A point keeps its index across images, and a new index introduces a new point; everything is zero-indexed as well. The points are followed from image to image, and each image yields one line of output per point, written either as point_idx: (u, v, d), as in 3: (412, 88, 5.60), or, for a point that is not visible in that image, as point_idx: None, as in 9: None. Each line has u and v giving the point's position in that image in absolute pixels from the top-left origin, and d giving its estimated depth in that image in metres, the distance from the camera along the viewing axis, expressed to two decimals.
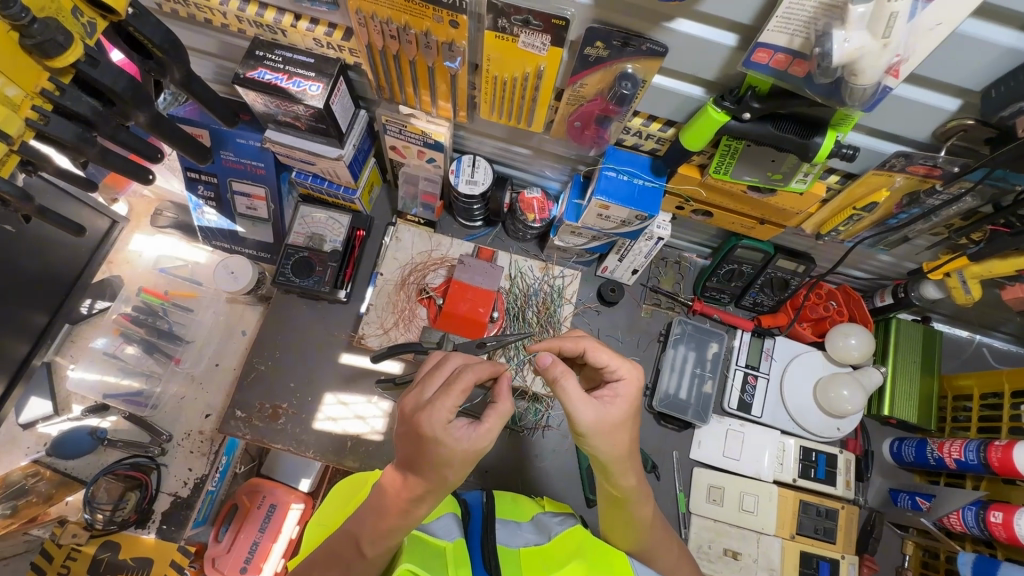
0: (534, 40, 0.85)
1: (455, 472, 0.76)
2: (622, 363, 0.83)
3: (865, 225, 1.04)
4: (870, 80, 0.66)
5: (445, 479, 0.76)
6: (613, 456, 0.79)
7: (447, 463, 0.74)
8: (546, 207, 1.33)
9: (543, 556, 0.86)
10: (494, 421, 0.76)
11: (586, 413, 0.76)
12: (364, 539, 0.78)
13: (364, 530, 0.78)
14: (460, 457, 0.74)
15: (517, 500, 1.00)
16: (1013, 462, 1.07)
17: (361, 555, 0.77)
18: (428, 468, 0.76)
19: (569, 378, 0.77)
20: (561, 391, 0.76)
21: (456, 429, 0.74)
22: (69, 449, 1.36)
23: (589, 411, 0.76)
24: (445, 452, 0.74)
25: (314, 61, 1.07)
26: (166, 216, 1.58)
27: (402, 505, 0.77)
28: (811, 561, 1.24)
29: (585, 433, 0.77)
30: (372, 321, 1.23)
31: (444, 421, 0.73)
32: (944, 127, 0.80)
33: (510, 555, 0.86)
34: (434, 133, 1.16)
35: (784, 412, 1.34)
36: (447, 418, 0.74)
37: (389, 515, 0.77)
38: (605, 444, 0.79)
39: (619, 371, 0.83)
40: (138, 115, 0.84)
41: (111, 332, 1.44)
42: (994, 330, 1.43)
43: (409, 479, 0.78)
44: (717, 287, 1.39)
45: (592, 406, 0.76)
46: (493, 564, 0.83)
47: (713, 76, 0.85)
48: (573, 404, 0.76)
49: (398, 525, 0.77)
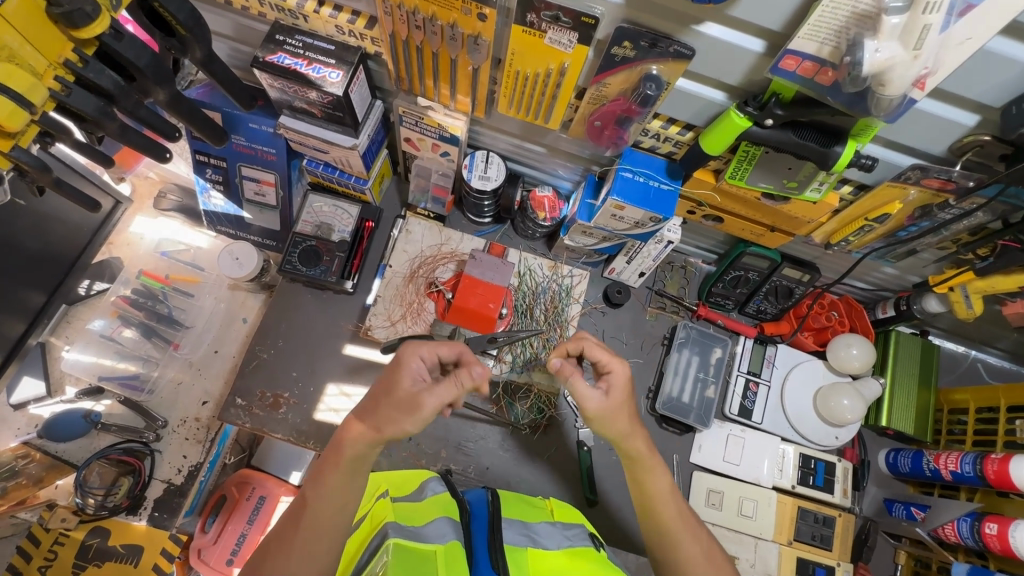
0: (561, 37, 0.85)
1: (397, 413, 0.83)
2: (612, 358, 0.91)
3: (874, 236, 1.05)
4: (896, 91, 0.67)
5: (382, 412, 0.84)
6: (619, 432, 0.90)
7: (392, 392, 0.85)
8: (556, 206, 1.33)
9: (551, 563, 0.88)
10: (449, 385, 0.84)
11: (591, 402, 0.88)
12: (309, 492, 0.86)
13: (308, 485, 0.87)
14: (402, 395, 0.84)
15: (524, 504, 1.02)
16: (1009, 474, 1.09)
17: (305, 506, 0.84)
18: (378, 397, 0.87)
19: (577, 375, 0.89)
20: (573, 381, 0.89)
21: (415, 364, 0.87)
22: (61, 432, 1.34)
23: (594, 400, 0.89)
24: (396, 384, 0.85)
25: (335, 48, 1.06)
26: (169, 198, 1.55)
27: (337, 450, 0.87)
28: (807, 567, 1.24)
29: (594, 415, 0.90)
30: (379, 313, 1.23)
31: (417, 352, 0.87)
32: (960, 142, 0.82)
33: (518, 554, 0.89)
34: (450, 127, 1.16)
35: (784, 419, 1.36)
36: (422, 356, 0.88)
37: (333, 454, 0.86)
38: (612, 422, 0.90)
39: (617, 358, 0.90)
40: (158, 92, 0.83)
41: (109, 314, 1.43)
42: (990, 347, 1.45)
43: (360, 411, 0.88)
44: (722, 292, 1.41)
45: (595, 395, 0.88)
46: (501, 564, 0.85)
47: (736, 81, 0.85)
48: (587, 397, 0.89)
49: (339, 464, 0.85)
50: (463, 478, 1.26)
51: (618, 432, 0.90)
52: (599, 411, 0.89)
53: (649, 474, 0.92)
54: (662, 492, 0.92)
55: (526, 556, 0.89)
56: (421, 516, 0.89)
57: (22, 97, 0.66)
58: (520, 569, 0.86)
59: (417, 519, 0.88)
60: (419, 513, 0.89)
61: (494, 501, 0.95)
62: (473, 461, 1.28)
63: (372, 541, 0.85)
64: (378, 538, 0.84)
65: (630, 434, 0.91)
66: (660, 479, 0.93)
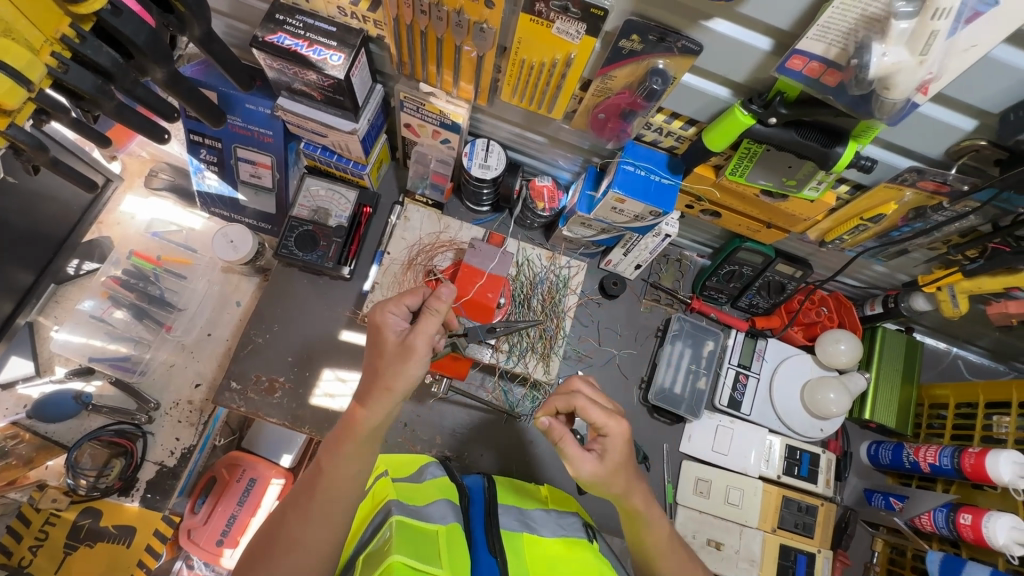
0: (569, 28, 0.85)
1: (388, 367, 0.85)
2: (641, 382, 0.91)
3: (868, 236, 1.08)
4: (900, 95, 0.68)
5: (380, 374, 0.85)
6: (620, 489, 0.86)
7: (382, 351, 0.86)
8: (555, 197, 1.34)
9: (546, 550, 0.90)
10: (426, 322, 0.86)
11: (584, 469, 0.83)
12: (323, 458, 0.86)
13: (321, 453, 0.87)
14: (390, 349, 0.85)
15: (518, 491, 1.04)
16: (985, 468, 1.13)
17: (321, 472, 0.85)
18: (368, 362, 0.89)
19: (587, 411, 0.84)
20: (565, 448, 0.83)
21: (394, 320, 0.88)
22: (52, 412, 1.33)
23: (586, 466, 0.84)
24: (382, 343, 0.87)
25: (336, 30, 1.04)
26: (161, 177, 1.52)
27: (348, 424, 0.87)
28: (789, 554, 1.28)
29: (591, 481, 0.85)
30: (376, 301, 1.23)
31: (386, 308, 0.89)
32: (957, 146, 0.83)
33: (514, 539, 0.90)
34: (452, 114, 1.15)
35: (772, 411, 1.40)
36: (394, 311, 0.90)
37: (343, 424, 0.88)
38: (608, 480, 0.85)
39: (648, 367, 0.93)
40: (156, 71, 0.81)
41: (99, 294, 1.40)
42: (971, 345, 1.50)
43: (360, 394, 0.87)
44: (715, 286, 1.44)
45: (587, 460, 0.83)
46: (499, 549, 0.87)
47: (742, 78, 0.86)
48: (574, 461, 0.84)
49: (351, 436, 0.86)
50: (458, 464, 1.28)
51: (616, 492, 0.87)
52: (593, 472, 0.84)
53: (646, 524, 0.90)
54: (662, 546, 0.91)
55: (521, 542, 0.90)
56: (420, 496, 0.91)
57: (20, 74, 0.64)
58: (517, 557, 0.88)
59: (418, 498, 0.90)
60: (419, 493, 0.91)
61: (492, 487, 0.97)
62: (468, 448, 1.29)
63: (377, 516, 0.88)
64: (382, 512, 0.87)
65: (629, 492, 0.87)
66: (659, 527, 0.91)
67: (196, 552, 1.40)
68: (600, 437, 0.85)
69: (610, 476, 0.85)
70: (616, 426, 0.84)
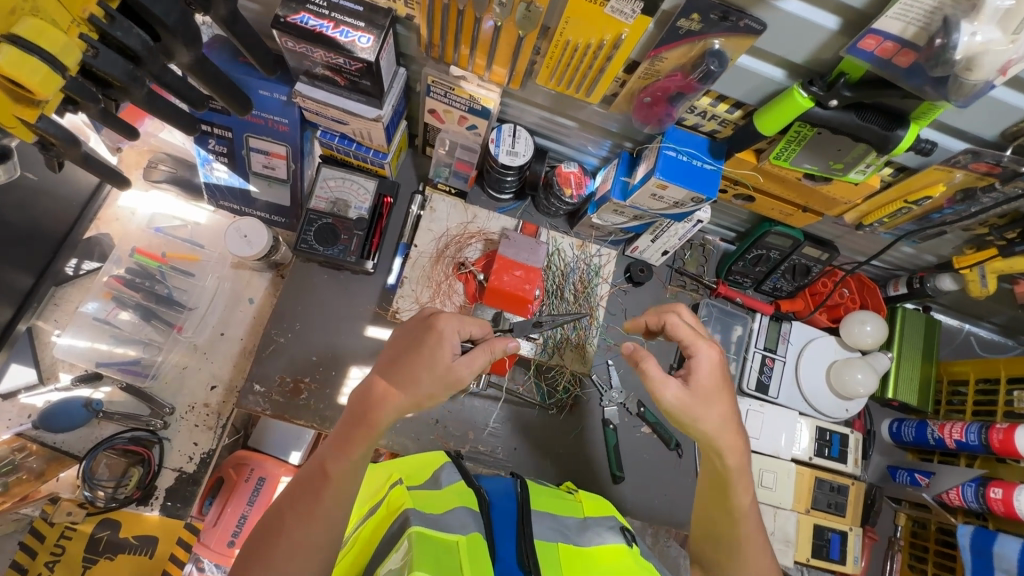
0: (624, 6, 0.81)
1: (426, 382, 0.82)
2: (698, 342, 0.89)
3: (908, 218, 1.07)
4: (982, 77, 0.67)
5: (413, 363, 0.82)
6: (712, 429, 0.87)
7: (427, 362, 0.82)
8: (583, 182, 1.30)
9: (580, 558, 0.89)
10: (479, 355, 0.84)
11: (668, 392, 0.86)
12: (330, 459, 0.82)
13: (326, 452, 0.83)
14: (438, 364, 0.82)
15: (547, 494, 1.03)
16: (1014, 443, 1.16)
17: (327, 475, 0.81)
18: (402, 353, 0.84)
19: (650, 361, 0.87)
20: (644, 370, 0.87)
21: (453, 340, 0.83)
22: (61, 422, 1.25)
23: (670, 391, 0.87)
24: (433, 354, 0.82)
25: (362, 10, 0.98)
26: (160, 168, 1.43)
27: (364, 418, 0.82)
28: (823, 533, 1.30)
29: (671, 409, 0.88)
30: (407, 296, 1.20)
31: (454, 322, 0.84)
32: (1015, 127, 0.82)
33: (549, 550, 0.88)
34: (483, 99, 1.10)
35: (798, 393, 1.41)
36: (457, 329, 0.85)
37: (356, 421, 0.83)
38: (699, 414, 0.87)
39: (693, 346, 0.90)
40: (184, 54, 0.74)
41: (102, 296, 1.33)
42: (984, 321, 1.53)
43: (382, 368, 0.84)
44: (741, 270, 1.43)
45: (672, 386, 0.87)
46: (532, 562, 0.84)
47: (801, 59, 0.83)
48: (657, 384, 0.87)
49: (363, 438, 0.82)
50: (493, 459, 1.26)
51: (707, 427, 0.87)
52: (678, 397, 0.87)
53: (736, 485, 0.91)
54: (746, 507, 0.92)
55: (557, 551, 0.89)
56: (439, 504, 0.87)
57: (53, 60, 0.58)
58: (551, 565, 0.86)
59: (435, 506, 0.87)
60: (437, 500, 0.88)
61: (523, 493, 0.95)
62: (502, 442, 1.27)
63: (392, 526, 0.84)
64: (399, 522, 0.83)
65: (722, 432, 0.88)
66: (743, 495, 0.91)
67: (209, 557, 1.36)
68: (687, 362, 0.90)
69: (700, 408, 0.87)
70: (704, 351, 0.89)
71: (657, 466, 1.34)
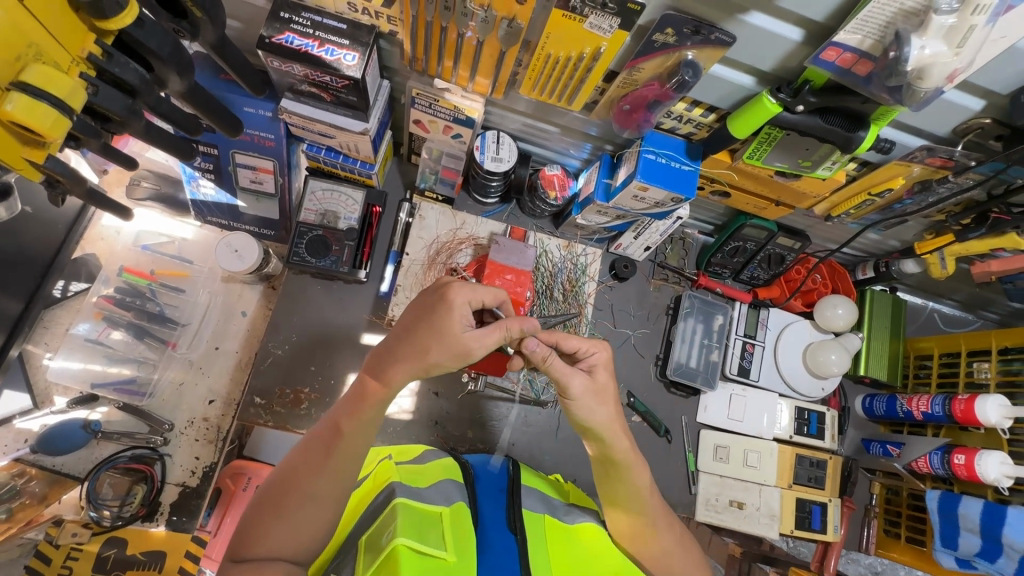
0: (603, 22, 0.85)
1: (436, 354, 0.81)
2: (592, 344, 0.89)
3: (873, 208, 1.14)
4: (932, 85, 0.73)
5: (421, 341, 0.81)
6: (601, 419, 0.89)
7: (435, 338, 0.81)
8: (566, 184, 1.34)
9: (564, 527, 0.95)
10: (493, 334, 0.82)
11: (575, 385, 0.86)
12: (342, 420, 0.83)
13: (340, 412, 0.84)
14: (449, 338, 0.80)
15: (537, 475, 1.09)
16: (974, 412, 1.25)
17: (339, 433, 0.82)
18: (416, 325, 0.83)
19: (556, 359, 0.85)
20: (550, 368, 0.85)
21: (464, 314, 0.81)
22: (60, 444, 1.26)
23: (577, 383, 0.86)
24: (444, 327, 0.80)
25: (346, 28, 1.00)
26: (143, 186, 1.43)
27: (377, 383, 0.83)
28: (805, 506, 1.39)
29: (574, 398, 0.87)
30: (402, 302, 1.29)
31: (461, 298, 0.81)
32: (964, 124, 0.89)
33: (536, 519, 0.95)
34: (468, 109, 1.13)
35: (778, 375, 1.48)
36: (467, 300, 0.82)
37: (370, 385, 0.83)
38: (590, 410, 0.88)
39: (591, 348, 0.90)
40: (176, 82, 0.76)
41: (92, 316, 1.32)
42: (946, 298, 1.63)
43: (383, 354, 0.85)
44: (720, 262, 1.49)
45: (581, 379, 0.86)
46: (519, 527, 0.91)
47: (769, 68, 0.88)
48: (565, 377, 0.86)
49: (374, 404, 0.83)
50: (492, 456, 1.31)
51: (593, 420, 0.89)
52: (584, 393, 0.87)
53: (630, 467, 0.93)
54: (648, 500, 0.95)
55: (543, 522, 0.95)
56: (423, 477, 0.93)
57: (61, 104, 0.60)
58: (536, 528, 0.93)
59: (419, 481, 0.92)
60: (422, 475, 0.93)
61: (512, 470, 1.02)
62: (499, 439, 1.32)
63: (379, 497, 0.88)
64: (386, 494, 0.87)
65: (608, 422, 0.90)
66: (640, 476, 0.94)
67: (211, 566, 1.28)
68: (584, 360, 0.90)
69: (596, 400, 0.88)
70: (596, 352, 0.90)
71: (649, 454, 1.40)
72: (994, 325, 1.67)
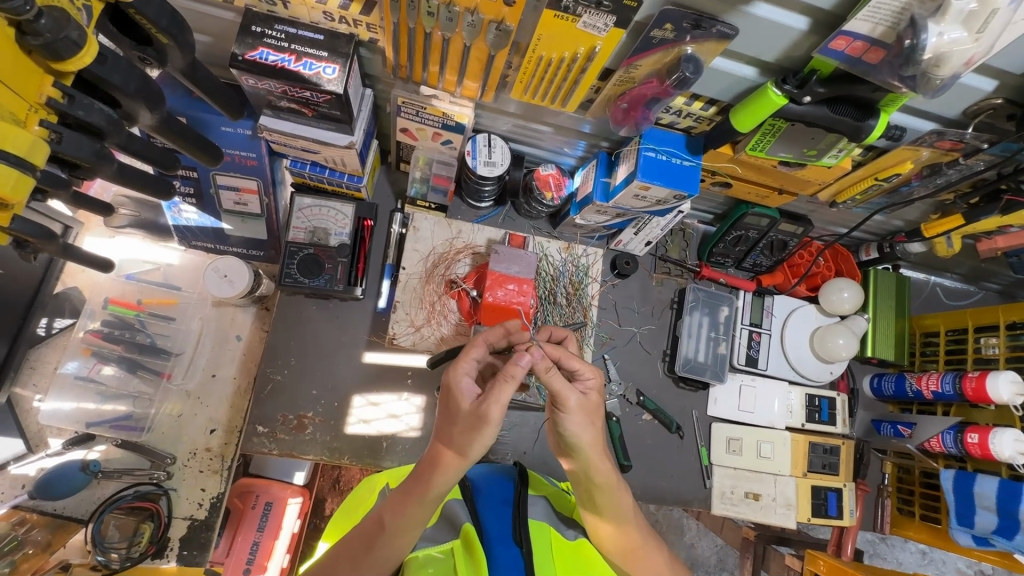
0: (597, 21, 0.80)
1: (464, 436, 0.81)
2: (586, 366, 0.91)
3: (879, 193, 1.12)
4: (948, 72, 0.70)
5: (453, 440, 0.83)
6: (588, 439, 0.86)
7: (455, 419, 0.83)
8: (562, 183, 1.29)
9: (568, 549, 0.96)
10: (499, 389, 0.80)
11: (571, 398, 0.84)
12: (388, 514, 0.86)
13: (386, 506, 0.87)
14: (463, 415, 0.82)
15: (543, 484, 1.10)
16: (986, 390, 1.24)
17: (383, 527, 0.85)
18: (446, 424, 0.85)
19: (556, 375, 0.83)
20: (548, 378, 0.83)
21: (466, 382, 0.85)
22: (59, 489, 1.21)
23: (569, 395, 0.84)
24: (453, 406, 0.83)
25: (324, 38, 0.94)
26: (122, 213, 1.37)
27: (422, 482, 0.85)
28: (820, 493, 1.39)
29: (568, 410, 0.85)
30: (402, 321, 1.24)
31: (459, 370, 0.85)
32: (975, 106, 0.87)
33: (541, 530, 0.95)
34: (457, 115, 1.08)
35: (786, 362, 1.47)
36: (465, 373, 0.86)
37: (417, 481, 0.86)
38: (580, 426, 0.85)
39: (586, 372, 0.92)
40: (147, 116, 0.71)
41: (81, 353, 1.27)
42: (948, 272, 1.62)
43: (438, 438, 0.86)
44: (723, 251, 1.46)
45: (575, 394, 0.85)
46: (524, 538, 0.91)
47: (772, 59, 0.84)
48: (560, 392, 0.84)
49: (421, 504, 0.84)
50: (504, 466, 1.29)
51: (583, 439, 0.86)
52: (581, 406, 0.85)
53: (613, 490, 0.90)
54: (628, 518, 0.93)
55: (548, 532, 0.95)
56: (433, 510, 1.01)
57: (22, 158, 0.56)
58: (543, 541, 0.92)
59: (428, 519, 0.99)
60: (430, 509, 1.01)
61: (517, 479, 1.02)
62: (510, 448, 1.31)
63: None
64: None
65: (587, 445, 0.86)
66: (623, 501, 0.91)
67: None
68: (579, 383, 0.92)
69: (587, 418, 0.86)
70: (592, 376, 0.92)
71: (661, 452, 1.40)
72: (996, 295, 1.66)
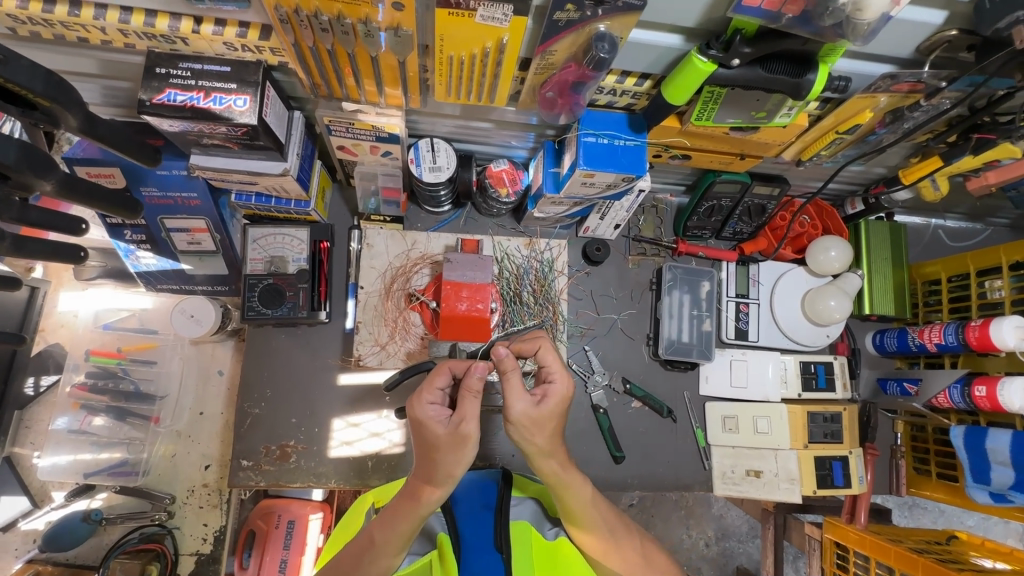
0: (495, 12, 0.75)
1: (447, 462, 0.78)
2: (558, 369, 0.84)
3: (846, 145, 1.04)
4: (874, 14, 0.66)
5: (436, 466, 0.79)
6: (537, 445, 0.80)
7: (434, 447, 0.79)
8: (516, 177, 1.23)
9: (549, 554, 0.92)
10: (465, 406, 0.79)
11: (519, 406, 0.78)
12: (376, 528, 0.84)
13: (376, 521, 0.85)
14: (439, 442, 0.78)
15: (529, 485, 1.06)
16: (990, 338, 1.16)
17: (373, 542, 0.83)
18: (423, 452, 0.81)
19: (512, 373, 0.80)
20: (504, 381, 0.80)
21: (432, 410, 0.81)
22: (65, 541, 1.26)
23: (521, 405, 0.78)
24: (427, 437, 0.79)
25: (231, 69, 0.91)
26: (91, 265, 1.40)
27: (411, 499, 0.82)
28: (824, 463, 1.33)
29: (514, 420, 0.79)
30: (366, 340, 1.21)
31: (422, 400, 0.82)
32: (928, 41, 0.78)
33: (523, 530, 0.91)
34: (387, 126, 1.03)
35: (778, 331, 1.41)
36: (429, 401, 0.82)
37: (406, 499, 0.83)
38: (529, 435, 0.80)
39: (553, 374, 0.84)
40: (44, 184, 0.71)
41: (70, 408, 1.29)
42: (950, 213, 1.51)
43: (419, 474, 0.82)
44: (698, 224, 1.40)
45: (524, 399, 0.78)
46: (503, 546, 0.88)
47: (693, 23, 0.78)
48: (510, 398, 0.78)
49: (412, 520, 0.81)
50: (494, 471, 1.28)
51: (534, 444, 0.80)
52: (524, 418, 0.79)
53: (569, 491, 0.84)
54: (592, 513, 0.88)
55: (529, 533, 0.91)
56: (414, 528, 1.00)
57: None
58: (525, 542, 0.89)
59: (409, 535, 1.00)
60: None
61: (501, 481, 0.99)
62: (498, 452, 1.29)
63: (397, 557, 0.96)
64: None
65: (546, 451, 0.81)
66: (586, 498, 0.87)
67: None
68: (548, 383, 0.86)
69: (536, 425, 0.79)
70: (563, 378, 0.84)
71: (655, 438, 1.36)
72: (1006, 230, 1.55)
